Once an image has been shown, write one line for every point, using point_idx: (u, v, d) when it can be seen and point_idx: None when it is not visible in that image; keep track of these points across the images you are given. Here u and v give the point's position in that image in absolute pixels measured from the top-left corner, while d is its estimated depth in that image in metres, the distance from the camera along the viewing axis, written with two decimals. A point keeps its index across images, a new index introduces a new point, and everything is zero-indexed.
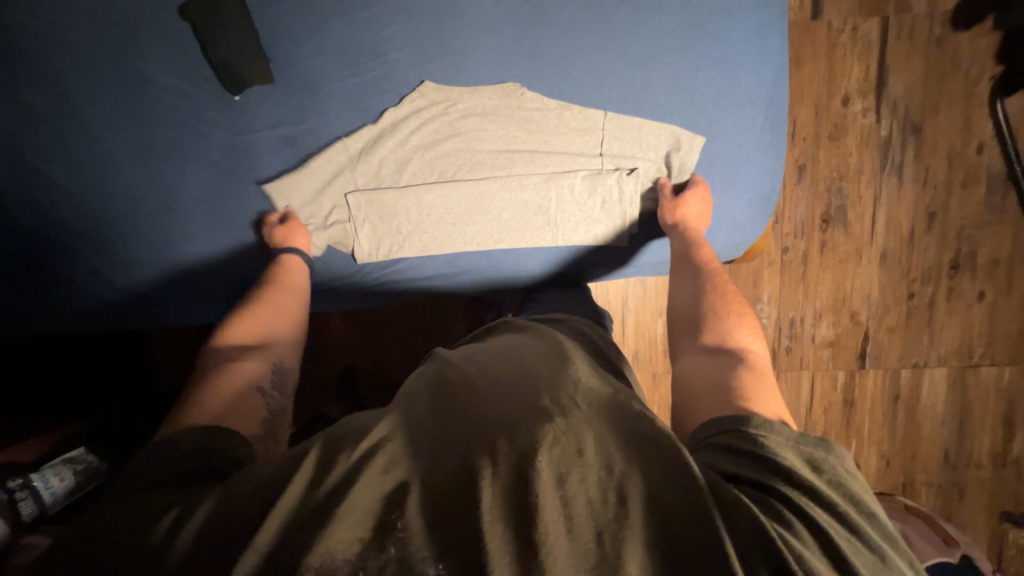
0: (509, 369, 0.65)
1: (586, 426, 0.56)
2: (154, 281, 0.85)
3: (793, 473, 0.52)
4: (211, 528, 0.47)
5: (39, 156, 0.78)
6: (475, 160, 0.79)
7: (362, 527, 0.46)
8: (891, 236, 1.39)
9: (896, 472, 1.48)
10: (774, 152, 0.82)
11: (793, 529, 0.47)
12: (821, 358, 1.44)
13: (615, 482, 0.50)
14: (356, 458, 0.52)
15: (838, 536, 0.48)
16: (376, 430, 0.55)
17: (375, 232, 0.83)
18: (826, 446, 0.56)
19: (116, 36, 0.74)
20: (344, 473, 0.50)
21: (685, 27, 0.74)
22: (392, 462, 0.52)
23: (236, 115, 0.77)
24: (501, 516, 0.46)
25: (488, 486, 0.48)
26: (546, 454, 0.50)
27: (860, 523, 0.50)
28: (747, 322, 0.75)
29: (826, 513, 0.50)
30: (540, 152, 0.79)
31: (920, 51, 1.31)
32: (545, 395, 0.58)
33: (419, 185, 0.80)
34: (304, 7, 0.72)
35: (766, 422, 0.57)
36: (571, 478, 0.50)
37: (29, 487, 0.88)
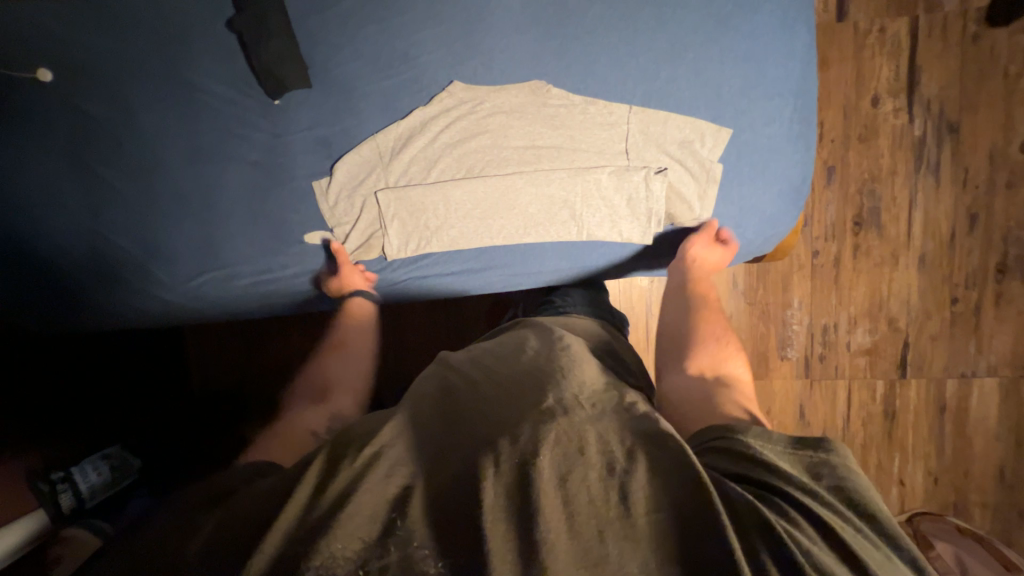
0: (516, 372, 0.65)
1: (593, 428, 0.54)
2: (197, 280, 0.88)
3: (791, 475, 0.51)
4: (228, 532, 0.49)
5: (97, 162, 0.83)
6: (501, 156, 0.81)
7: (369, 527, 0.47)
8: (930, 239, 1.34)
9: (946, 491, 1.38)
10: (804, 144, 0.81)
11: (796, 525, 0.47)
12: (858, 366, 1.38)
13: (619, 479, 0.49)
14: (359, 462, 0.52)
15: (842, 530, 0.47)
16: (380, 434, 0.56)
17: (404, 228, 0.86)
18: (828, 448, 0.55)
19: (169, 49, 0.79)
20: (347, 481, 0.50)
21: (708, 23, 0.75)
22: (395, 465, 0.53)
23: (275, 118, 0.82)
24: (502, 512, 0.46)
25: (491, 484, 0.48)
26: (548, 455, 0.50)
27: (862, 524, 0.49)
28: (734, 351, 0.80)
29: (828, 507, 0.49)
30: (565, 148, 0.80)
31: (954, 49, 1.28)
32: (549, 394, 0.58)
33: (446, 182, 0.82)
34: (342, 15, 0.77)
35: (762, 432, 0.58)
36: (574, 478, 0.49)
37: (69, 481, 0.94)
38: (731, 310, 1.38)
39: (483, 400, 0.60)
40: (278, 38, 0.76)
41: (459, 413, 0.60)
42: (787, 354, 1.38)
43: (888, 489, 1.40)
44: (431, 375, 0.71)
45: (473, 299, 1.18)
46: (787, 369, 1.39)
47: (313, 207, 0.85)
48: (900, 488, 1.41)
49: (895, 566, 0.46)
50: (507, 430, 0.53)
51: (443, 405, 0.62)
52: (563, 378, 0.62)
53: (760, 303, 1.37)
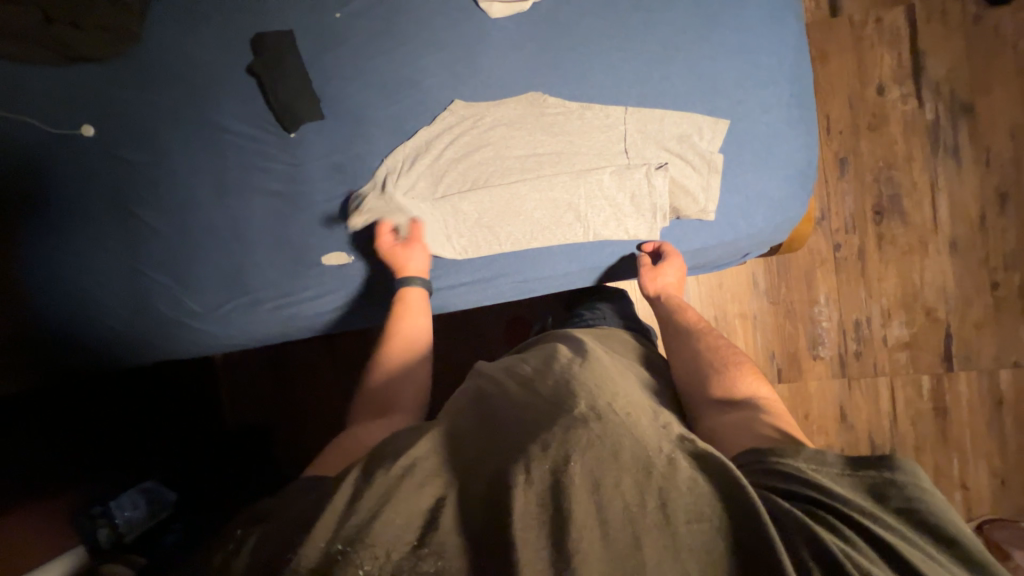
0: (552, 381, 0.64)
1: (629, 435, 0.52)
2: (223, 309, 0.91)
3: (844, 496, 0.48)
4: (275, 533, 0.49)
5: (134, 203, 0.90)
6: (505, 166, 0.84)
7: (408, 533, 0.46)
8: (959, 223, 1.28)
9: (1016, 492, 1.27)
10: (805, 129, 0.81)
11: (850, 544, 0.44)
12: (898, 361, 1.31)
13: (655, 484, 0.48)
14: (394, 473, 0.51)
15: (912, 557, 0.43)
16: (417, 445, 0.55)
17: (414, 242, 0.88)
18: (892, 464, 0.50)
19: (199, 97, 0.87)
20: (382, 493, 0.49)
21: (696, 24, 0.78)
22: (429, 475, 0.52)
23: (293, 150, 0.87)
24: (534, 523, 0.46)
25: (521, 492, 0.47)
26: (581, 462, 0.49)
27: (931, 542, 0.45)
28: (744, 369, 0.74)
29: (895, 537, 0.45)
30: (566, 153, 0.82)
31: (957, 31, 1.27)
32: (581, 402, 0.57)
33: (453, 194, 0.85)
34: (351, 50, 0.84)
35: (815, 454, 0.53)
36: (606, 483, 0.48)
37: (107, 517, 0.95)
38: (755, 311, 1.33)
39: (514, 410, 0.59)
40: (295, 77, 0.83)
41: (491, 425, 0.59)
42: (819, 353, 1.32)
43: (951, 495, 1.28)
44: (461, 392, 0.70)
45: (489, 315, 1.18)
46: (822, 369, 1.32)
47: (331, 230, 0.88)
48: (965, 493, 1.29)
49: None
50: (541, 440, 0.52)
51: (475, 417, 0.61)
52: (595, 390, 0.61)
53: (784, 301, 1.33)
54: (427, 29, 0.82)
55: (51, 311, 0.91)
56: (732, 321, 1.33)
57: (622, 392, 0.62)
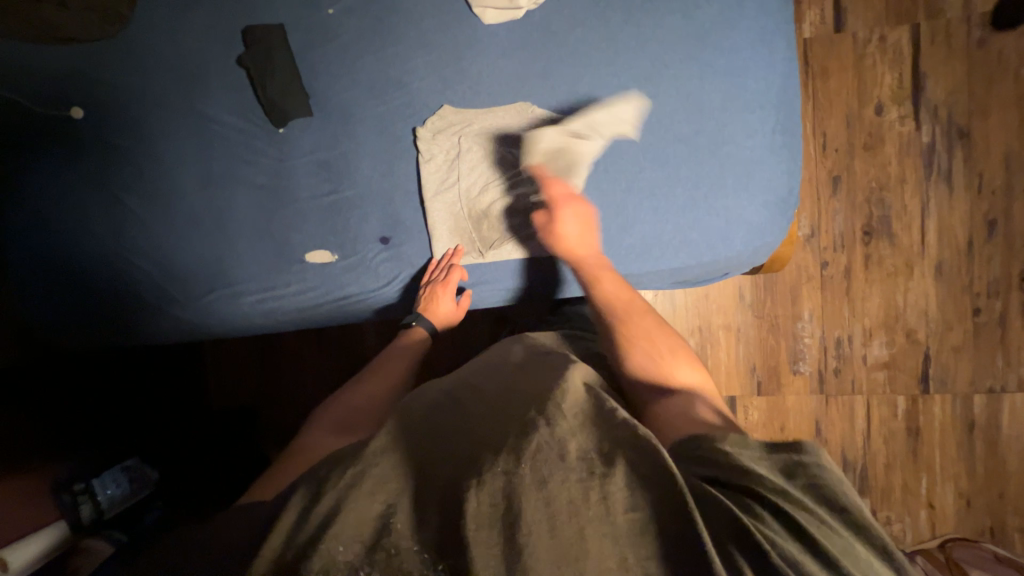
0: (510, 395, 0.65)
1: (573, 439, 0.54)
2: (208, 298, 0.92)
3: (759, 475, 0.51)
4: (224, 552, 0.50)
5: (121, 189, 0.90)
6: (489, 176, 0.85)
7: (363, 533, 0.48)
8: (946, 248, 1.29)
9: (980, 514, 1.29)
10: (790, 154, 0.82)
11: (759, 517, 0.47)
12: (876, 381, 1.32)
13: (598, 481, 0.49)
14: (343, 482, 0.51)
15: (810, 525, 0.47)
16: (371, 445, 0.56)
17: (397, 246, 0.89)
18: (802, 447, 0.54)
19: (188, 85, 0.87)
20: (334, 502, 0.50)
21: (688, 41, 0.78)
22: (378, 485, 0.52)
23: (279, 145, 0.87)
24: (485, 522, 0.47)
25: (474, 495, 0.48)
26: (529, 462, 0.50)
27: (833, 513, 0.48)
28: (681, 359, 0.76)
29: (794, 505, 0.48)
30: (550, 166, 0.83)
31: (959, 54, 1.26)
32: (532, 407, 0.59)
33: (437, 201, 0.85)
34: (340, 47, 0.83)
35: (740, 440, 0.57)
36: (554, 481, 0.49)
37: (90, 494, 0.94)
38: (739, 324, 1.35)
39: (471, 420, 0.61)
40: (285, 73, 0.84)
41: (444, 434, 0.60)
42: (799, 369, 1.34)
43: (916, 512, 1.31)
44: (420, 393, 0.72)
45: (473, 315, 1.19)
46: (800, 384, 1.34)
47: (314, 226, 0.88)
48: (932, 512, 1.31)
49: (864, 551, 0.46)
50: (491, 449, 0.53)
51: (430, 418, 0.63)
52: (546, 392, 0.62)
53: (768, 316, 1.34)
54: (418, 32, 0.81)
55: (38, 293, 0.92)
56: (716, 332, 1.35)
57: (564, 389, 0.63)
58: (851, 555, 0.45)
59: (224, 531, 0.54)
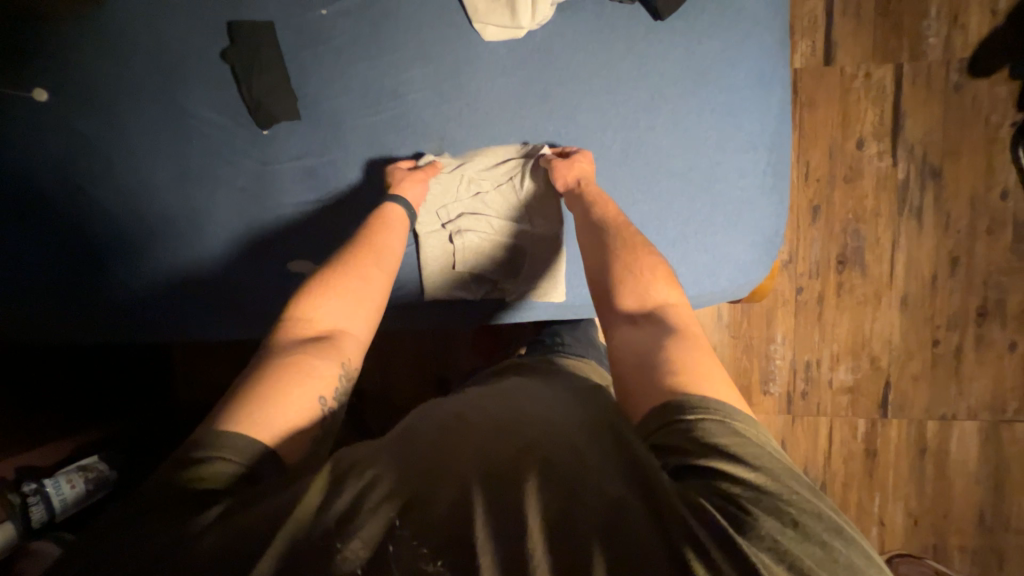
0: (536, 405, 0.62)
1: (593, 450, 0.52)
2: (179, 296, 0.87)
3: (730, 470, 0.47)
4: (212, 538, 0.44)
5: (86, 180, 0.84)
6: (480, 209, 0.85)
7: (376, 536, 0.44)
8: (913, 280, 1.35)
9: (925, 532, 1.38)
10: (778, 193, 0.83)
11: (737, 525, 0.43)
12: (840, 404, 1.38)
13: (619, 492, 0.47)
14: (361, 482, 0.48)
15: (782, 525, 0.43)
16: (388, 452, 0.53)
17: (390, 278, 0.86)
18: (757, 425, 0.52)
19: (164, 77, 0.82)
20: (351, 500, 0.47)
21: (688, 75, 0.79)
22: (394, 485, 0.48)
23: (264, 146, 0.83)
24: (504, 530, 0.43)
25: (486, 503, 0.46)
26: (554, 469, 0.48)
27: (806, 505, 0.45)
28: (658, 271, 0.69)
29: (764, 501, 0.45)
30: (542, 202, 0.84)
31: (937, 97, 1.32)
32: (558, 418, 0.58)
33: (427, 232, 0.84)
34: (334, 52, 0.80)
35: (705, 411, 0.52)
36: (578, 495, 0.46)
37: (41, 494, 0.92)
38: (715, 343, 1.38)
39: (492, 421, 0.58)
40: (272, 76, 0.80)
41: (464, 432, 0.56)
42: (769, 389, 1.39)
43: (867, 528, 1.39)
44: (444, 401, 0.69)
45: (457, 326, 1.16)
46: (769, 404, 1.39)
47: (297, 233, 0.85)
48: (882, 529, 1.39)
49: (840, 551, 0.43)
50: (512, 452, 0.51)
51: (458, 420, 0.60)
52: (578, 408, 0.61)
53: (743, 337, 1.38)
54: (415, 44, 0.79)
55: None
56: None
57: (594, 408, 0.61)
58: (824, 561, 0.42)
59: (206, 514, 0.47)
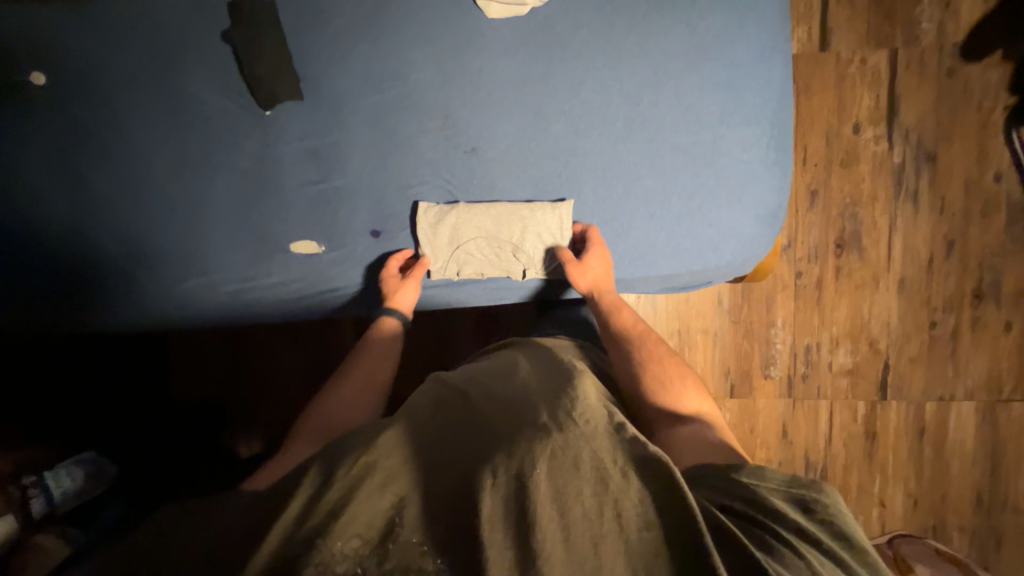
0: (516, 395, 0.65)
1: (575, 443, 0.53)
2: (179, 288, 0.87)
3: (769, 511, 0.53)
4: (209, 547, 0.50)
5: (85, 166, 0.84)
6: (483, 182, 0.83)
7: (370, 529, 0.48)
8: (909, 263, 1.37)
9: (925, 513, 1.39)
10: (780, 168, 0.84)
11: (774, 555, 0.48)
12: (840, 387, 1.39)
13: (613, 495, 0.49)
14: (353, 473, 0.51)
15: (818, 563, 0.48)
16: (381, 441, 0.55)
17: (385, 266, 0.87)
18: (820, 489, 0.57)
19: (163, 61, 0.82)
20: (343, 492, 0.50)
21: (690, 51, 0.79)
22: (389, 478, 0.52)
23: (265, 129, 0.83)
24: (499, 526, 0.47)
25: (488, 497, 0.48)
26: (545, 467, 0.50)
27: (845, 559, 0.50)
28: (689, 384, 0.80)
29: (801, 540, 0.50)
30: (548, 176, 0.83)
31: (931, 82, 1.33)
32: (544, 409, 0.59)
33: (430, 208, 0.84)
34: (336, 30, 0.80)
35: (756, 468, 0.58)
36: (568, 489, 0.49)
37: (41, 487, 0.95)
38: (716, 329, 1.39)
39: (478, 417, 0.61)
40: (275, 56, 0.80)
41: (452, 432, 0.60)
42: (770, 373, 1.40)
43: (868, 510, 1.40)
44: (433, 385, 0.73)
45: (458, 315, 1.15)
46: (770, 388, 1.40)
47: (297, 220, 0.85)
48: (883, 511, 1.40)
49: None
50: (498, 447, 0.53)
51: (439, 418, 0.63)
52: (562, 396, 0.61)
53: (743, 321, 1.39)
54: (419, 22, 0.79)
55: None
56: (694, 335, 1.39)
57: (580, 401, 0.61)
58: None
59: (204, 527, 0.53)
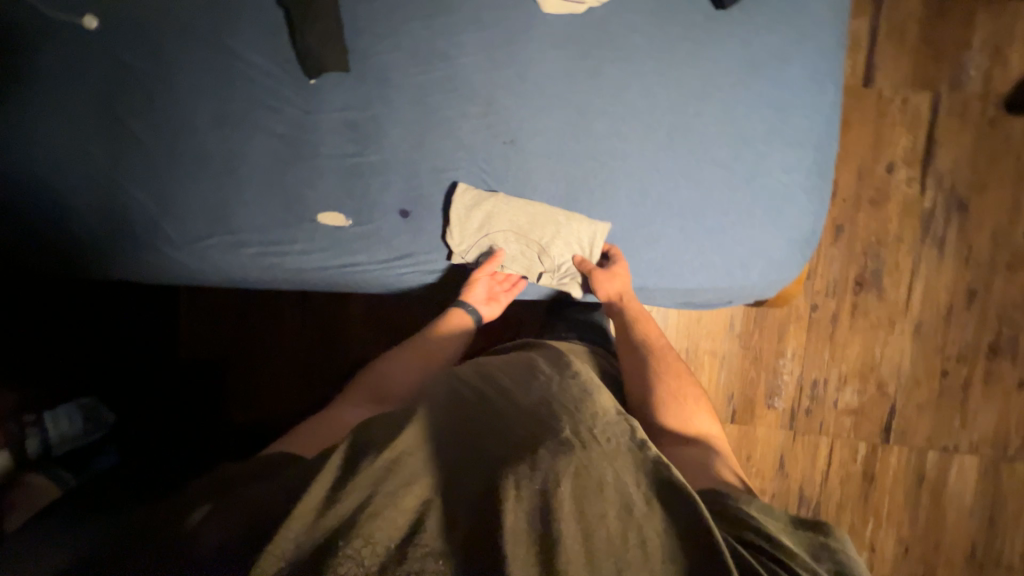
0: (536, 392, 0.64)
1: (598, 463, 0.53)
2: (204, 242, 0.87)
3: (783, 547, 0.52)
4: (220, 530, 0.48)
5: (125, 113, 0.84)
6: (519, 174, 0.83)
7: (395, 530, 0.47)
8: (928, 309, 1.35)
9: (914, 563, 1.37)
10: (818, 195, 0.83)
11: None
12: (843, 425, 1.38)
13: (636, 521, 0.49)
14: (377, 468, 0.51)
15: None
16: (404, 435, 0.55)
17: (408, 245, 0.86)
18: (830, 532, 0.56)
19: (216, 18, 0.83)
20: (369, 486, 0.49)
21: (740, 68, 0.79)
22: (413, 476, 0.51)
23: (308, 96, 0.83)
24: (523, 540, 0.46)
25: (512, 509, 0.47)
26: (570, 484, 0.50)
27: None
28: (699, 405, 0.79)
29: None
30: (584, 175, 0.82)
31: (971, 130, 1.32)
32: (565, 420, 0.57)
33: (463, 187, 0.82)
34: (391, 7, 0.81)
35: (765, 507, 0.58)
36: (591, 509, 0.49)
37: (40, 427, 0.92)
38: (724, 352, 1.38)
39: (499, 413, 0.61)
40: (325, 23, 0.80)
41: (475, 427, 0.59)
42: (773, 404, 1.38)
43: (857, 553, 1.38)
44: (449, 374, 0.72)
45: None
46: (772, 418, 1.39)
47: (331, 189, 0.85)
48: (872, 555, 1.38)
49: None
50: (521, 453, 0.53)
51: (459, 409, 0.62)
52: (580, 409, 0.60)
53: (753, 348, 1.38)
54: (474, 8, 0.80)
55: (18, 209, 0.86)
56: (701, 356, 1.38)
57: (600, 416, 0.59)
58: None
59: (213, 510, 0.51)
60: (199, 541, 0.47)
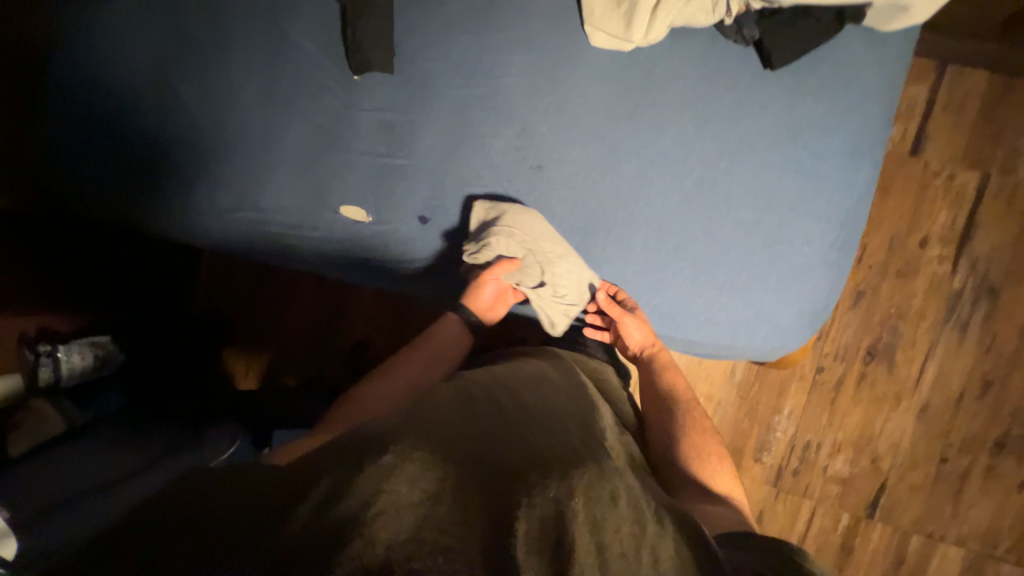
0: (539, 411, 0.66)
1: (608, 480, 0.54)
2: (231, 215, 0.90)
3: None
4: (208, 524, 0.47)
5: (177, 79, 0.88)
6: (540, 199, 0.83)
7: (406, 521, 0.45)
8: (938, 392, 1.32)
9: None
10: (838, 270, 0.82)
11: None
12: (829, 492, 1.35)
13: (649, 539, 0.51)
14: (383, 465, 0.49)
15: None
16: (407, 437, 0.54)
17: (420, 248, 0.88)
18: None
19: (275, 4, 0.86)
20: (377, 478, 0.48)
21: (779, 130, 0.78)
22: (421, 472, 0.50)
23: (351, 91, 0.85)
24: (536, 550, 0.45)
25: (524, 521, 0.47)
26: (583, 497, 0.50)
27: None
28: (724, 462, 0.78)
29: None
30: (604, 212, 0.82)
31: (1017, 217, 1.27)
32: (575, 438, 0.61)
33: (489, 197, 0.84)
34: (445, 19, 0.82)
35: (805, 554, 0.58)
36: (605, 524, 0.49)
37: (53, 357, 0.96)
38: (720, 399, 1.37)
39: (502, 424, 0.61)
40: (378, 25, 0.82)
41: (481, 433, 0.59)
42: (761, 458, 1.37)
43: None
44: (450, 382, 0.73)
45: None
46: (758, 472, 1.37)
47: (367, 177, 0.86)
48: None
49: None
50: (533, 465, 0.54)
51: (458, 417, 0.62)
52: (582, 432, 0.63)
53: (750, 399, 1.36)
54: (524, 31, 0.81)
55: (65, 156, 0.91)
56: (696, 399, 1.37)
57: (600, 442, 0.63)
58: None
59: (195, 506, 0.50)
60: (177, 536, 0.46)
